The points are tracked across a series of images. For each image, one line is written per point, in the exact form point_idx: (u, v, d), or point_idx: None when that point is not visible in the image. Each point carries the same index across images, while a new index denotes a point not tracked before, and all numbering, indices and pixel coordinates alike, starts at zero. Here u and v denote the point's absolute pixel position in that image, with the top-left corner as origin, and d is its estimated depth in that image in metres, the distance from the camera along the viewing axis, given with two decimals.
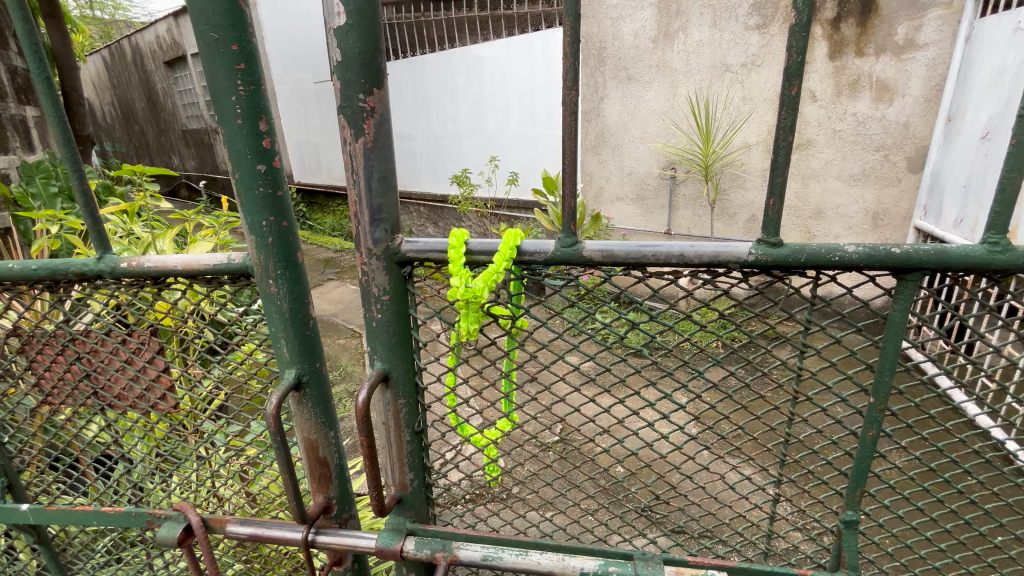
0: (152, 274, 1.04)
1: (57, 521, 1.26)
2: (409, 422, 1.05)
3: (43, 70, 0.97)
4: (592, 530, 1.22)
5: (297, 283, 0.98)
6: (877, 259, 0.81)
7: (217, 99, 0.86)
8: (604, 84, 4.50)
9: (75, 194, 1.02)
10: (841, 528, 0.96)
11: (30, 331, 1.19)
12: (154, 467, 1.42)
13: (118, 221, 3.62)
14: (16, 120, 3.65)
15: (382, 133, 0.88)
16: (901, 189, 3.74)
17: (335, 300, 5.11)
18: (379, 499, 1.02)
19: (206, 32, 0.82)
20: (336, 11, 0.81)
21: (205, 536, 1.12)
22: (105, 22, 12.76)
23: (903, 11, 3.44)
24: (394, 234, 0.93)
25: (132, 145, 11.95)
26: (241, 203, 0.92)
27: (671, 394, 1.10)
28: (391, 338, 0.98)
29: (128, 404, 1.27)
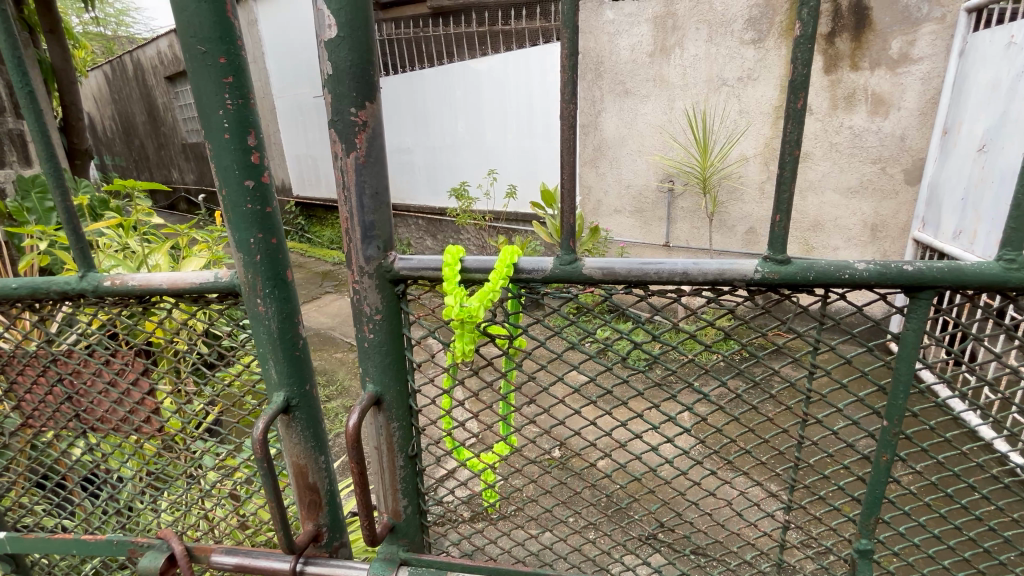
0: (136, 292, 1.01)
1: (35, 550, 1.20)
2: (403, 447, 1.01)
3: (26, 83, 0.95)
4: (592, 558, 1.16)
5: (286, 302, 0.94)
6: (888, 276, 0.77)
7: (203, 114, 0.84)
8: (602, 98, 4.51)
9: (59, 210, 0.99)
10: (856, 558, 0.92)
11: (11, 351, 1.15)
12: (139, 492, 1.38)
13: (113, 235, 3.59)
14: (13, 134, 3.63)
15: (374, 148, 0.85)
16: (898, 202, 3.74)
17: (332, 314, 5.07)
18: (371, 528, 0.97)
19: (193, 45, 0.80)
20: (327, 23, 0.79)
21: (188, 566, 1.06)
22: (107, 38, 12.88)
23: (896, 26, 3.46)
24: (387, 251, 0.90)
25: (131, 159, 11.99)
26: (228, 220, 0.89)
27: (675, 418, 1.04)
28: (384, 360, 0.95)
29: (111, 427, 1.22)
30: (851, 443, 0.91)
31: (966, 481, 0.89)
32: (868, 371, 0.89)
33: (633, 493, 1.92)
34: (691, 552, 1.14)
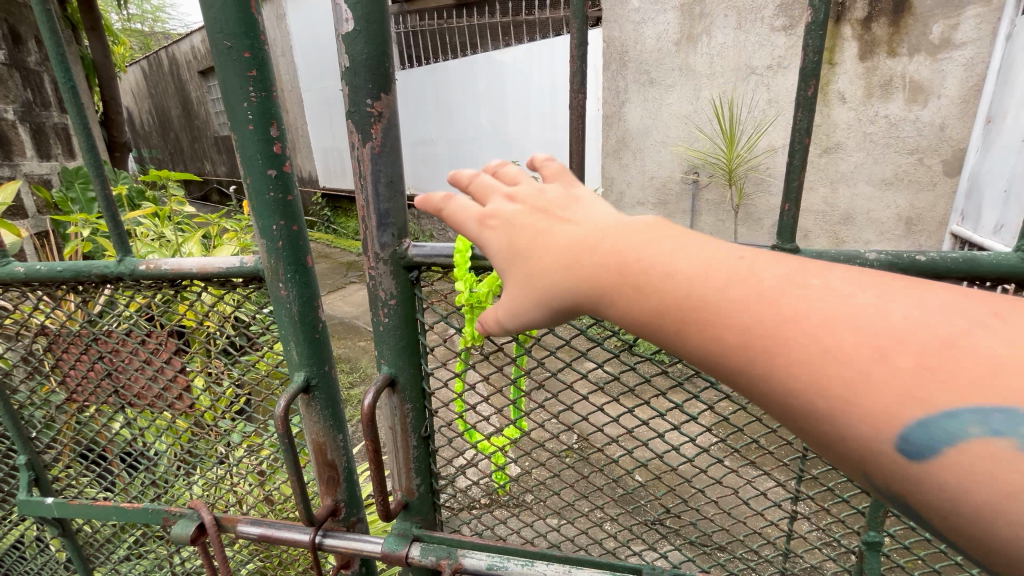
0: (168, 276, 1.07)
1: (79, 515, 1.29)
2: (416, 427, 1.05)
3: (69, 78, 1.01)
4: (599, 543, 1.16)
5: (307, 287, 0.99)
6: (900, 267, 0.76)
7: (229, 106, 0.88)
8: (626, 88, 4.47)
9: (98, 199, 1.05)
10: (864, 549, 0.92)
11: (58, 330, 1.24)
12: (173, 467, 1.45)
13: (150, 224, 3.76)
14: (59, 128, 3.82)
15: (390, 138, 0.88)
16: (936, 194, 3.58)
17: (357, 303, 5.19)
18: (386, 505, 1.01)
19: (219, 40, 0.84)
20: (344, 17, 0.81)
21: (217, 535, 1.13)
22: (146, 34, 13.54)
23: (938, 9, 3.31)
24: (401, 238, 0.93)
25: (167, 152, 12.41)
26: (252, 208, 0.94)
27: (683, 407, 1.00)
28: (398, 344, 0.98)
29: (146, 403, 1.30)
30: None
31: None
32: None
33: (646, 481, 2.00)
34: (697, 540, 1.12)
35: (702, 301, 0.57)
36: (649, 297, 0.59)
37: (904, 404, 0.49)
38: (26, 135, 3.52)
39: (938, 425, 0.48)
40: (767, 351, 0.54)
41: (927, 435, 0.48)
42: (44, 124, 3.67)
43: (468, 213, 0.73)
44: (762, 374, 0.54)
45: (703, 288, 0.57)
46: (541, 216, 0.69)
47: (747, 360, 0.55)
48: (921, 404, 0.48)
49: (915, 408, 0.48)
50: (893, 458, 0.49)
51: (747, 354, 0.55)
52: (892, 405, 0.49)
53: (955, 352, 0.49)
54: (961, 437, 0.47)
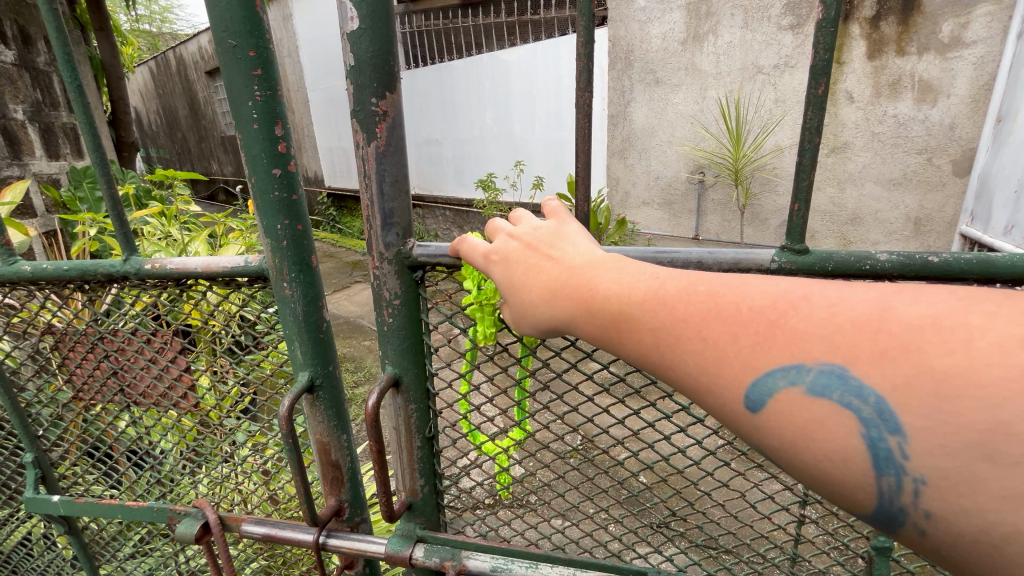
0: (174, 275, 1.07)
1: (85, 513, 1.29)
2: (420, 428, 1.04)
3: (76, 78, 1.01)
4: (604, 545, 1.15)
5: (311, 287, 0.99)
6: (911, 268, 0.75)
7: (234, 105, 0.88)
8: (631, 87, 4.45)
9: (104, 198, 1.05)
10: (874, 555, 0.91)
11: (64, 329, 1.24)
12: (179, 465, 1.45)
13: (157, 224, 3.79)
14: (67, 128, 3.85)
15: (395, 137, 0.88)
16: (945, 195, 3.53)
17: (362, 302, 5.20)
18: (389, 505, 1.01)
19: (224, 39, 0.83)
20: (349, 16, 0.81)
21: (222, 534, 1.13)
22: (153, 35, 13.63)
23: (948, 8, 3.27)
24: (406, 237, 0.92)
25: (174, 152, 12.48)
26: (256, 207, 0.94)
27: (689, 409, 0.99)
28: (402, 343, 0.98)
29: (151, 402, 1.31)
30: None
31: None
32: None
33: (651, 483, 1.99)
34: (703, 543, 1.11)
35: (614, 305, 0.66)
36: (582, 307, 0.68)
37: (746, 370, 0.57)
38: (34, 134, 3.54)
39: (765, 384, 0.55)
40: (669, 347, 0.61)
41: (760, 394, 0.56)
42: (52, 124, 3.70)
43: (474, 250, 0.80)
44: (666, 367, 0.62)
45: (627, 304, 0.65)
46: (536, 252, 0.76)
47: (652, 356, 0.63)
48: (756, 369, 0.56)
49: (751, 374, 0.56)
50: (745, 419, 0.57)
51: (644, 345, 0.63)
52: (740, 372, 0.57)
53: (782, 329, 0.56)
54: (780, 394, 0.55)
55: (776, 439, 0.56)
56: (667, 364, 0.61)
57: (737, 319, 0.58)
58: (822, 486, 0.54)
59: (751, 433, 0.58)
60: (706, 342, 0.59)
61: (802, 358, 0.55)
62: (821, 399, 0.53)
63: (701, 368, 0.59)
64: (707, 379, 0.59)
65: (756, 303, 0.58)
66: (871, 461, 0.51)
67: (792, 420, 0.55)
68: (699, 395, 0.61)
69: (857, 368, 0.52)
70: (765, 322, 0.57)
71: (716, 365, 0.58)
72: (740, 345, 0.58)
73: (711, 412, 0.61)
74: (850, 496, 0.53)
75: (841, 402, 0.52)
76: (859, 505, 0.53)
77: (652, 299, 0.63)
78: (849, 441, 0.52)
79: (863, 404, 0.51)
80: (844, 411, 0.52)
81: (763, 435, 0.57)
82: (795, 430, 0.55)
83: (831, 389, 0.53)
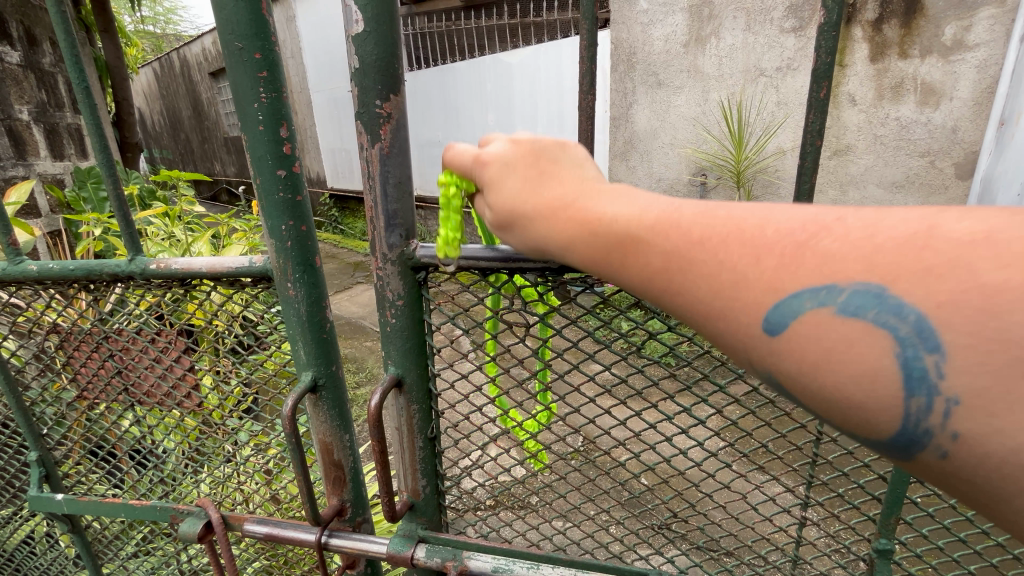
0: (179, 275, 1.08)
1: (89, 512, 1.30)
2: (422, 428, 1.05)
3: (83, 79, 1.02)
4: (606, 546, 1.15)
5: (315, 287, 0.99)
6: None
7: (240, 107, 0.89)
8: (634, 90, 4.46)
9: (110, 198, 1.06)
10: (875, 557, 0.91)
11: (69, 328, 1.25)
12: (181, 464, 1.46)
13: (160, 224, 3.81)
14: (72, 129, 3.88)
15: (399, 139, 0.88)
16: (948, 198, 3.53)
17: (363, 303, 5.21)
18: (391, 505, 1.01)
19: (230, 41, 0.84)
20: (354, 19, 0.82)
21: (225, 533, 1.13)
22: (158, 36, 13.72)
23: (951, 11, 3.28)
24: (409, 239, 0.93)
25: (177, 153, 12.54)
26: (261, 208, 0.94)
27: (691, 411, 0.99)
28: (405, 344, 0.98)
29: (155, 401, 1.31)
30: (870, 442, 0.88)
31: None
32: None
33: (651, 484, 2.00)
34: (705, 545, 1.10)
35: (625, 233, 0.63)
36: (588, 238, 0.65)
37: (767, 293, 0.54)
38: (40, 135, 3.57)
39: (789, 306, 0.53)
40: (678, 269, 0.59)
41: (782, 316, 0.53)
42: (57, 124, 3.73)
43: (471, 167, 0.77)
44: (674, 290, 0.60)
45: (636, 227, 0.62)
46: (541, 171, 0.72)
47: (659, 282, 0.61)
48: (776, 291, 0.53)
49: (773, 297, 0.53)
50: (763, 342, 0.55)
51: (655, 274, 0.61)
52: (759, 295, 0.54)
53: (809, 252, 0.53)
54: (804, 316, 0.52)
55: (795, 363, 0.54)
56: (675, 286, 0.59)
57: (757, 241, 0.55)
58: (844, 411, 0.51)
59: (768, 358, 0.55)
60: (725, 267, 0.56)
61: (833, 281, 0.52)
62: (853, 319, 0.50)
63: (716, 291, 0.57)
64: (722, 302, 0.57)
65: (782, 225, 0.55)
66: (902, 382, 0.49)
67: (812, 341, 0.52)
68: (711, 322, 0.59)
69: (897, 287, 0.49)
70: (793, 244, 0.54)
71: (734, 290, 0.56)
72: (763, 268, 0.55)
73: (722, 340, 0.59)
74: (872, 420, 0.51)
75: (876, 321, 0.49)
76: (880, 429, 0.51)
77: (667, 227, 0.61)
78: (881, 360, 0.50)
79: (900, 323, 0.48)
80: (878, 331, 0.49)
81: (779, 360, 0.55)
82: (818, 353, 0.52)
83: (866, 309, 0.49)
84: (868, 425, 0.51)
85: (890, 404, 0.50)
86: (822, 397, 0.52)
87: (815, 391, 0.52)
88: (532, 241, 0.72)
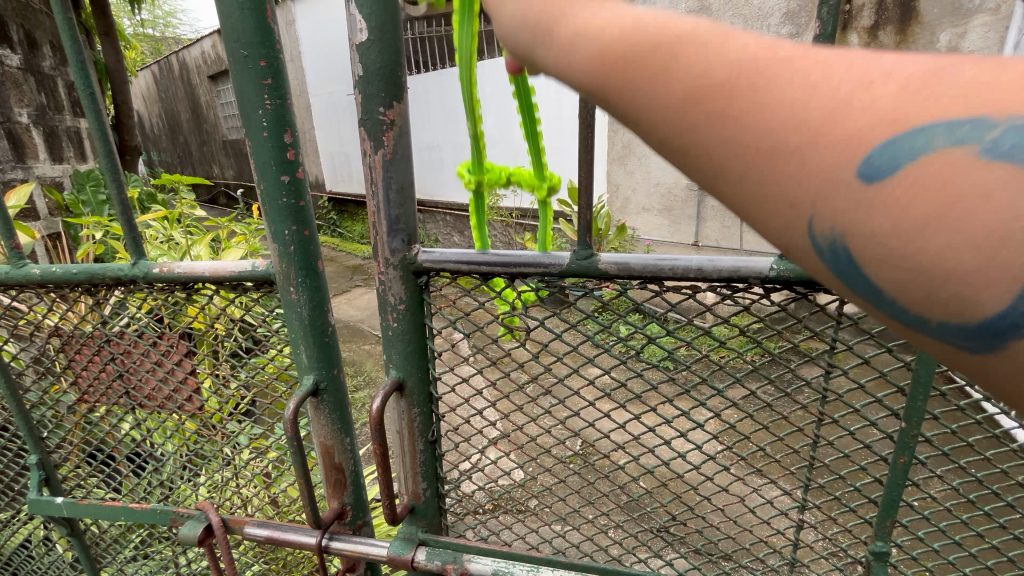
0: (181, 279, 1.08)
1: (88, 515, 1.30)
2: (423, 431, 1.06)
3: (88, 85, 1.03)
4: (605, 549, 1.15)
5: (317, 291, 1.00)
6: None
7: (245, 113, 0.90)
8: None
9: (114, 202, 1.07)
10: (871, 559, 0.91)
11: (71, 332, 1.26)
12: (180, 468, 1.46)
13: (160, 227, 3.82)
14: (71, 132, 3.89)
15: (401, 145, 0.89)
16: None
17: (362, 306, 5.22)
18: (392, 508, 1.02)
19: (236, 49, 0.85)
20: (358, 27, 0.83)
21: (225, 536, 1.14)
22: (156, 38, 13.79)
23: (945, 18, 3.31)
24: (411, 244, 0.94)
25: (176, 156, 12.56)
26: (264, 212, 0.95)
27: (689, 414, 1.00)
28: (407, 348, 0.99)
29: (156, 404, 1.32)
30: (867, 444, 0.89)
31: (993, 493, 0.85)
32: (887, 373, 0.87)
33: (648, 487, 2.01)
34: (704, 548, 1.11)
35: (678, 39, 0.45)
36: (618, 44, 0.48)
37: (877, 127, 0.38)
38: (39, 138, 3.58)
39: (904, 142, 0.36)
40: (749, 85, 0.42)
41: (892, 149, 0.36)
42: (57, 127, 3.74)
43: None
44: (729, 114, 0.43)
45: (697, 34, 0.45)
46: None
47: (704, 103, 0.44)
48: (893, 126, 0.37)
49: (886, 131, 0.37)
50: (848, 189, 0.38)
51: (705, 92, 0.44)
52: (863, 130, 0.38)
53: (940, 80, 0.38)
54: (927, 152, 0.36)
55: (885, 218, 0.38)
56: (734, 109, 0.42)
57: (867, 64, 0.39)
58: (939, 285, 0.37)
59: (844, 211, 0.39)
60: (819, 87, 0.40)
61: (984, 112, 0.35)
62: (1003, 160, 0.33)
63: (795, 116, 0.40)
64: (800, 134, 0.40)
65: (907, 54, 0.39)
66: None
67: (919, 189, 0.36)
68: (766, 164, 0.42)
69: None
70: (924, 72, 0.38)
71: (824, 118, 0.39)
72: (878, 97, 0.38)
73: (772, 190, 0.42)
74: (975, 298, 0.36)
75: None
76: (979, 313, 0.36)
77: (739, 40, 0.44)
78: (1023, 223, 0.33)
79: None
80: None
81: (858, 215, 0.39)
82: (932, 204, 0.36)
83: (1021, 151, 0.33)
84: (955, 307, 0.37)
85: (1019, 277, 0.34)
86: (913, 259, 0.37)
87: (904, 250, 0.37)
88: (542, 57, 0.54)
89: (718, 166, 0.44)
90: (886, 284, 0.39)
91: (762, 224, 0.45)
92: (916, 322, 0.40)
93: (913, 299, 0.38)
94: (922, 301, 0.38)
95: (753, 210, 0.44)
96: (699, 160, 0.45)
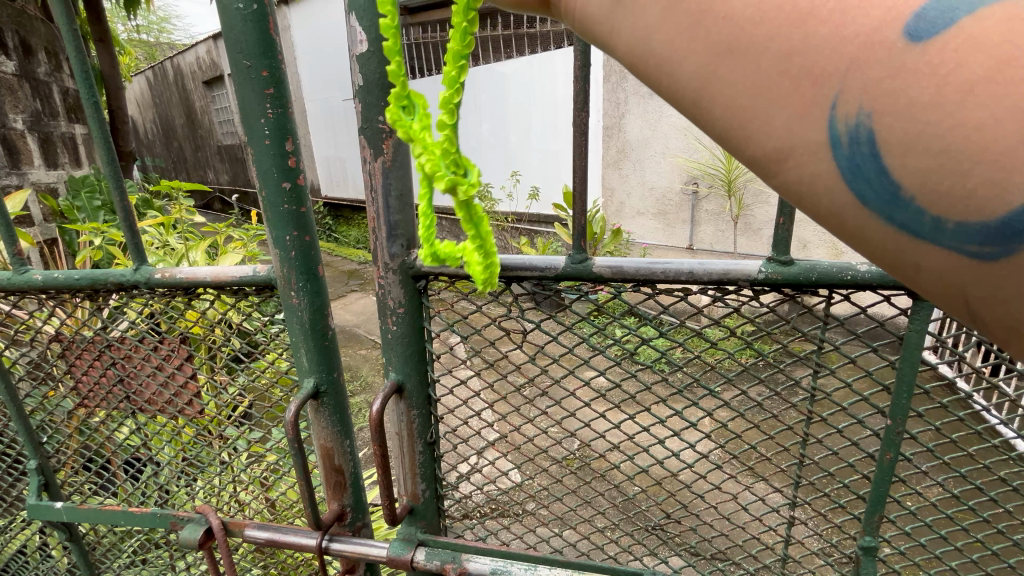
0: (183, 284, 1.10)
1: (88, 520, 1.30)
2: (421, 433, 1.07)
3: (91, 93, 1.04)
4: (603, 547, 1.16)
5: (317, 295, 1.02)
6: (889, 277, 0.80)
7: (246, 121, 0.91)
8: (626, 100, 4.54)
9: (117, 208, 1.08)
10: (860, 554, 0.94)
11: (72, 337, 1.27)
12: (177, 474, 1.45)
13: (155, 233, 3.82)
14: (66, 138, 3.90)
15: (400, 152, 0.92)
16: None
17: (358, 311, 5.23)
18: (392, 509, 1.03)
19: (239, 60, 0.87)
20: (358, 39, 0.85)
21: (224, 539, 1.14)
22: (150, 44, 13.84)
23: None
24: (409, 248, 0.96)
25: (170, 161, 12.54)
26: (266, 218, 0.97)
27: (683, 414, 1.02)
28: (406, 351, 1.01)
29: (156, 408, 1.33)
30: (855, 442, 0.91)
31: (977, 490, 0.87)
32: (873, 372, 0.88)
33: (643, 486, 2.04)
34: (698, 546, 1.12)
35: None
36: None
37: None
38: (34, 144, 3.58)
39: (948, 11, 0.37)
40: None
41: (945, 8, 0.37)
42: (51, 133, 3.74)
43: None
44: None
45: None
46: None
47: None
48: None
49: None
50: (887, 56, 0.38)
51: None
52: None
53: None
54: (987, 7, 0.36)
55: (920, 91, 0.38)
56: None
57: None
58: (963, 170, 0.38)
59: (872, 86, 0.40)
60: None
61: None
62: None
63: None
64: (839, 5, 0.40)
65: None
66: None
67: (968, 51, 0.36)
68: (798, 38, 0.41)
69: None
70: None
71: None
72: None
73: (800, 64, 0.42)
74: (1004, 186, 0.36)
75: None
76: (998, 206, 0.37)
77: None
78: None
79: None
80: None
81: (895, 85, 0.39)
82: (983, 63, 0.35)
83: None
84: (972, 201, 0.38)
85: None
86: (944, 133, 0.37)
87: (934, 122, 0.37)
88: None
89: (746, 39, 0.44)
90: (903, 174, 0.41)
91: (773, 115, 0.44)
92: (921, 223, 0.41)
93: (926, 190, 0.40)
94: (937, 194, 0.40)
95: (768, 94, 0.44)
96: (725, 27, 0.44)
